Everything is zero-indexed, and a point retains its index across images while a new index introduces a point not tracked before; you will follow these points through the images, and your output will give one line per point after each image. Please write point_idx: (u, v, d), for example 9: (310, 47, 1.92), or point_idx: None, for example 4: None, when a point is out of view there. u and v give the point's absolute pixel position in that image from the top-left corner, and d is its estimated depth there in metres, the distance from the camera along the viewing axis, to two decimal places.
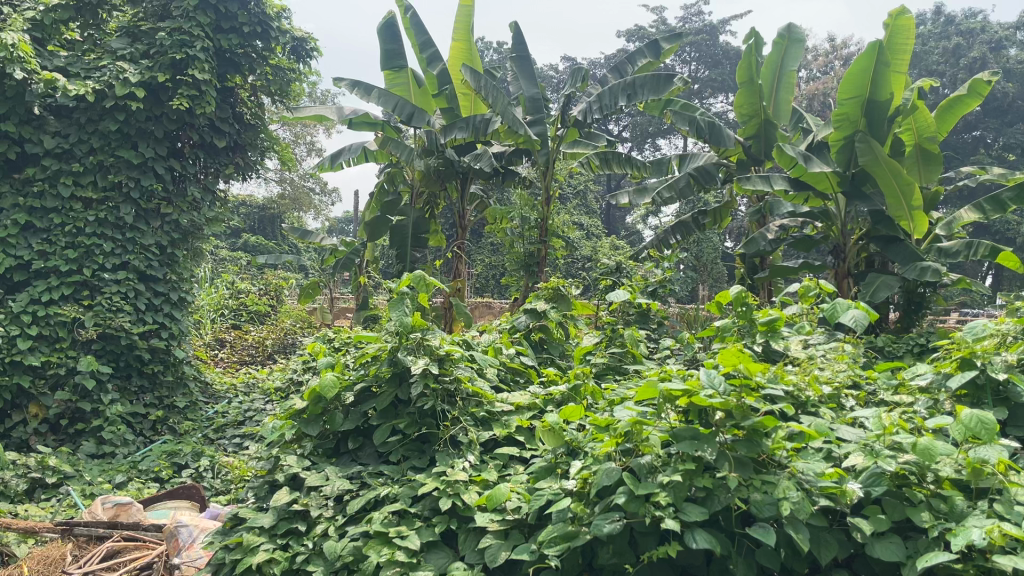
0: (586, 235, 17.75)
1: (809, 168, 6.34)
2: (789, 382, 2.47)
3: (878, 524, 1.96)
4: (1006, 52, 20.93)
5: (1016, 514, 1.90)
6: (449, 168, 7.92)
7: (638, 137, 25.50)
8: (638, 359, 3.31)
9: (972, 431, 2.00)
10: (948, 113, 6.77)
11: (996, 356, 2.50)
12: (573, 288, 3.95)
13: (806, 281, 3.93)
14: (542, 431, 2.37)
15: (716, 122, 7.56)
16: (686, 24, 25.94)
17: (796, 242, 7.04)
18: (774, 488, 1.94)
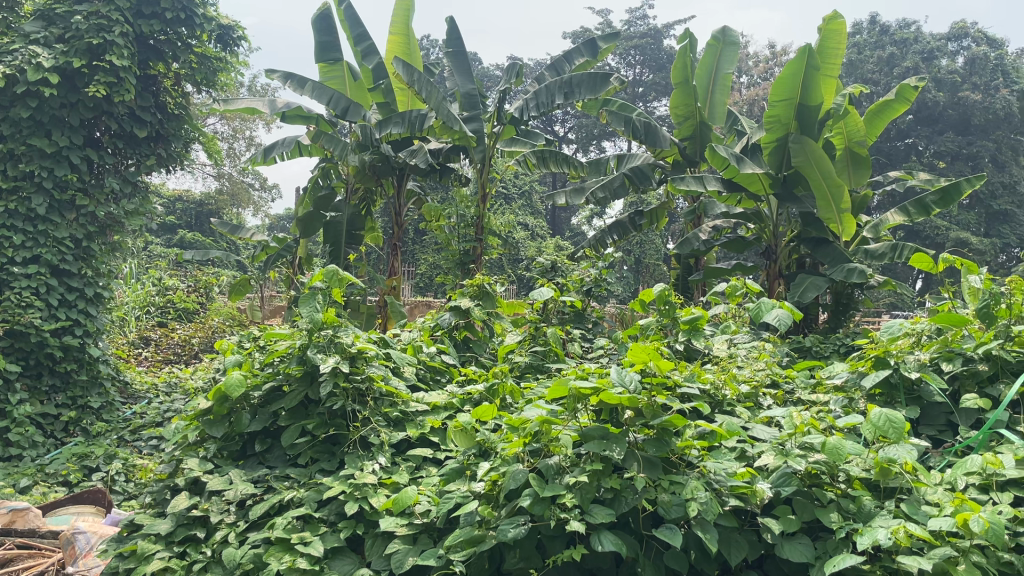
0: (529, 234, 17.71)
1: (741, 169, 6.35)
2: (706, 381, 2.44)
3: (787, 524, 1.93)
4: (938, 61, 21.49)
5: (921, 514, 1.90)
6: (385, 164, 7.77)
7: (583, 139, 25.61)
8: (561, 357, 3.24)
9: (882, 431, 2.00)
10: (877, 118, 6.88)
11: (909, 354, 2.51)
12: (499, 286, 3.85)
13: (733, 280, 3.88)
14: (453, 432, 2.30)
15: (651, 122, 7.58)
16: (630, 28, 26.14)
17: (730, 243, 7.07)
18: (682, 488, 1.90)
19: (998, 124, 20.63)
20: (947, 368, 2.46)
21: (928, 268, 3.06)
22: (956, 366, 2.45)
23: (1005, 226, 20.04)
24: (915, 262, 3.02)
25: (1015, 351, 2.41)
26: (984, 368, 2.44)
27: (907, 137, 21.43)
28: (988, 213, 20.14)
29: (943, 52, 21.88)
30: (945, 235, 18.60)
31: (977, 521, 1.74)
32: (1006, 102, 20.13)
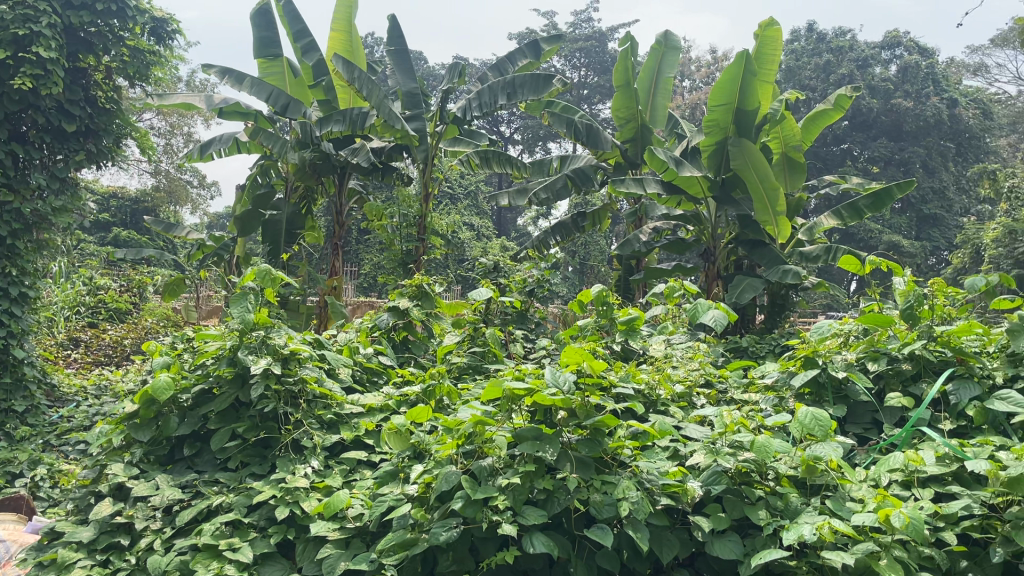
0: (474, 234, 17.69)
1: (681, 172, 6.43)
2: (640, 381, 2.47)
3: (717, 522, 1.95)
4: (872, 69, 22.10)
5: (845, 510, 1.94)
6: (326, 162, 7.66)
7: (529, 140, 25.69)
8: (500, 358, 3.22)
9: (808, 430, 2.04)
10: (812, 124, 7.05)
11: (837, 354, 2.57)
12: (439, 287, 3.79)
13: (672, 281, 3.92)
14: (387, 434, 2.27)
15: (593, 124, 7.63)
16: (575, 31, 26.34)
17: (670, 245, 7.16)
18: (614, 488, 1.91)
19: (928, 130, 21.31)
20: (872, 368, 2.52)
21: (856, 270, 3.13)
22: (881, 365, 2.52)
23: (934, 229, 20.80)
24: (843, 265, 3.09)
25: (937, 351, 2.48)
26: (907, 368, 2.51)
27: (842, 142, 22.00)
28: (918, 217, 20.82)
29: (877, 60, 22.50)
30: (877, 239, 19.17)
31: (897, 516, 1.79)
32: (936, 109, 20.81)
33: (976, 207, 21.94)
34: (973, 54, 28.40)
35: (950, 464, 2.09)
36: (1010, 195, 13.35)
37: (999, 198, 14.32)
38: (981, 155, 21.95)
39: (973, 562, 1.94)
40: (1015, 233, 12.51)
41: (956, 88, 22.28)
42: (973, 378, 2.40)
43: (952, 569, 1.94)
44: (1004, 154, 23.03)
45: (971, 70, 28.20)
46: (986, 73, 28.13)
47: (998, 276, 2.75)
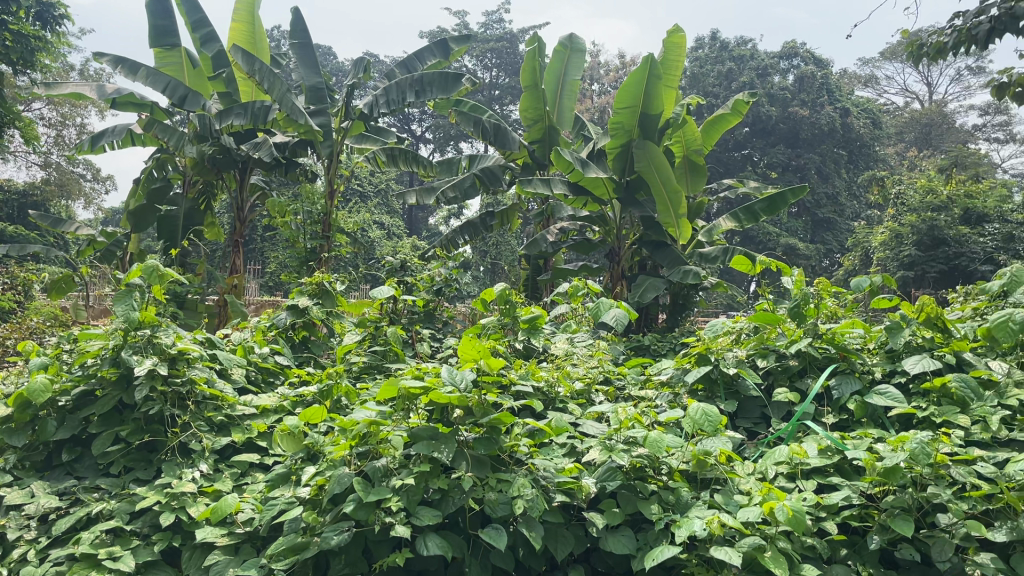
0: (385, 233, 17.52)
1: (586, 173, 6.51)
2: (539, 378, 2.47)
3: (611, 518, 1.97)
4: (772, 78, 22.91)
5: (734, 503, 1.99)
6: (226, 156, 7.41)
7: (441, 139, 25.61)
8: (401, 357, 3.16)
9: (699, 425, 2.08)
10: (713, 129, 7.24)
11: (728, 352, 2.64)
12: (339, 284, 3.69)
13: (576, 280, 3.96)
14: (280, 435, 2.20)
15: (502, 124, 7.65)
16: (487, 31, 26.41)
17: (575, 245, 7.23)
18: (509, 486, 1.90)
19: (823, 138, 22.26)
20: (762, 364, 2.60)
21: (747, 270, 3.22)
22: (770, 362, 2.60)
23: (828, 233, 21.81)
24: (735, 265, 3.17)
25: (822, 348, 2.59)
26: (794, 364, 2.60)
27: (743, 148, 22.87)
28: (813, 221, 21.77)
29: (776, 69, 23.30)
30: (775, 241, 19.91)
31: (781, 509, 1.84)
32: (830, 118, 21.75)
33: (866, 212, 23.06)
34: (864, 66, 29.83)
35: (832, 456, 2.17)
36: (896, 201, 14.08)
37: (887, 204, 15.10)
38: (870, 162, 23.07)
39: (853, 550, 2.02)
40: (901, 237, 13.20)
41: (849, 98, 23.31)
42: (854, 373, 2.51)
43: (833, 557, 2.02)
44: (891, 162, 24.27)
45: (862, 81, 29.63)
46: (877, 84, 29.60)
47: (878, 277, 2.88)
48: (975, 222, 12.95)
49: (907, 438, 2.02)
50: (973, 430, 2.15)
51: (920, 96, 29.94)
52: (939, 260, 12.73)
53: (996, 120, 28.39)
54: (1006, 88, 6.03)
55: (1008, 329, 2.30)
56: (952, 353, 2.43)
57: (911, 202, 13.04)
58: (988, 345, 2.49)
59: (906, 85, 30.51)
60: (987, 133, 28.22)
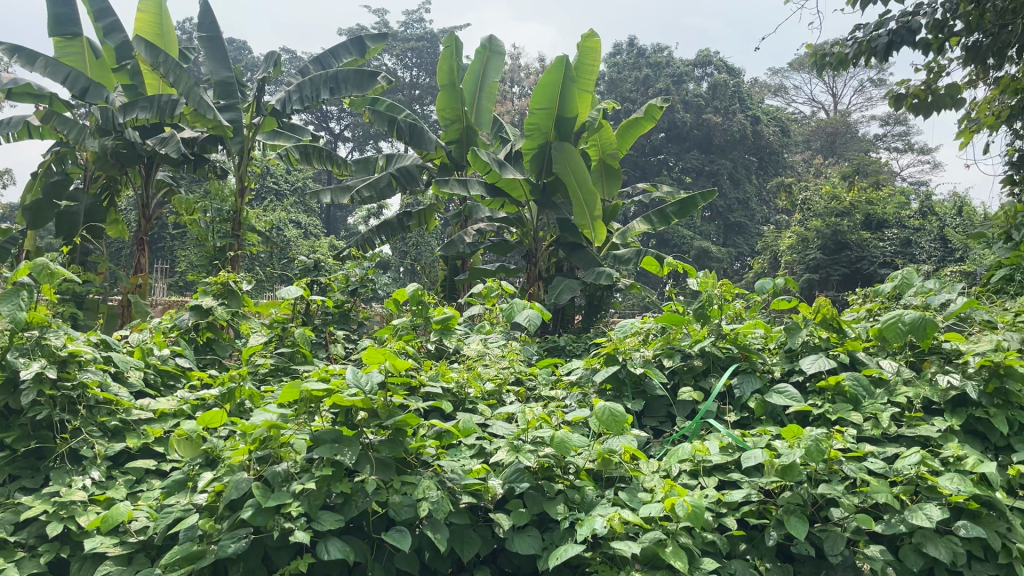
0: (303, 233, 17.16)
1: (503, 174, 6.52)
2: (450, 380, 2.45)
3: (518, 518, 1.97)
4: (687, 85, 23.43)
5: (637, 501, 2.02)
6: (130, 151, 7.11)
7: (360, 138, 25.27)
8: (310, 359, 3.08)
9: (605, 424, 2.10)
10: (628, 133, 7.37)
11: (636, 352, 2.68)
12: (245, 283, 3.58)
13: (491, 281, 3.96)
14: (176, 441, 2.12)
15: (418, 123, 7.64)
16: (407, 31, 26.19)
17: (493, 246, 7.23)
18: (413, 489, 1.87)
19: (735, 145, 22.91)
20: (668, 364, 2.66)
21: (656, 272, 3.27)
22: (676, 362, 2.66)
23: (739, 237, 22.46)
24: (644, 267, 3.22)
25: (724, 348, 2.66)
26: (699, 363, 2.67)
27: (660, 152, 23.37)
28: (725, 225, 22.43)
29: (691, 77, 23.81)
30: (689, 244, 20.37)
31: (682, 505, 1.87)
32: (741, 126, 22.40)
33: (775, 217, 23.82)
34: (774, 76, 30.84)
35: (732, 453, 2.23)
36: (803, 207, 14.58)
37: (795, 208, 15.63)
38: (779, 169, 23.84)
39: (751, 545, 2.08)
40: (807, 241, 13.68)
41: (759, 107, 24.03)
42: (755, 372, 2.58)
43: (732, 552, 2.06)
44: (798, 169, 25.15)
45: (772, 90, 30.66)
46: (786, 94, 30.65)
47: (781, 278, 2.97)
48: (876, 227, 13.53)
49: (803, 434, 2.08)
50: (864, 427, 2.24)
51: (826, 105, 31.12)
52: (843, 263, 13.25)
53: (895, 131, 29.78)
54: (903, 98, 6.32)
55: (898, 330, 2.40)
56: (846, 353, 2.53)
57: (816, 207, 13.53)
58: (880, 345, 2.61)
59: (812, 95, 31.68)
60: (888, 142, 29.53)
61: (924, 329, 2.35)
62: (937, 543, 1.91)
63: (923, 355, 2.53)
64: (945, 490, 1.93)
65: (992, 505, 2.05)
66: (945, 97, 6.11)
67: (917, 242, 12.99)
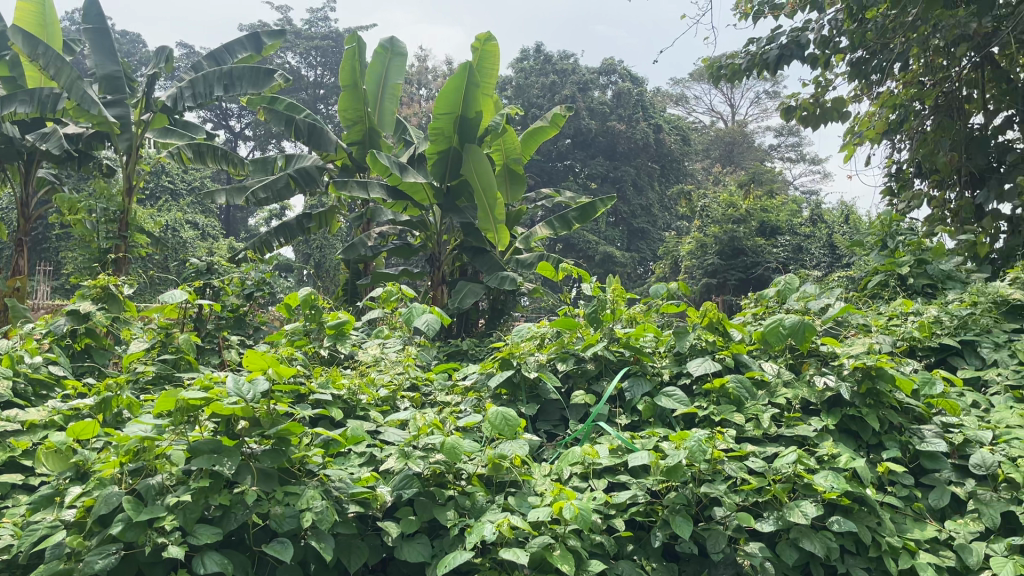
0: (201, 234, 16.56)
1: (404, 177, 6.45)
2: (341, 387, 2.39)
3: (407, 526, 1.94)
4: (592, 93, 23.77)
5: (525, 505, 2.02)
6: (6, 145, 6.80)
7: (263, 138, 24.63)
8: (195, 367, 2.96)
9: (497, 429, 2.11)
10: (531, 139, 7.41)
11: (530, 356, 2.68)
12: (126, 287, 3.42)
13: (389, 285, 3.90)
14: (43, 453, 1.99)
15: (316, 123, 7.53)
16: (311, 30, 25.69)
17: (395, 250, 7.13)
18: (296, 500, 1.82)
19: (638, 152, 23.46)
20: (561, 368, 2.68)
21: (551, 277, 3.29)
22: (569, 366, 2.68)
23: (642, 242, 22.96)
24: (539, 273, 3.24)
25: (616, 351, 2.71)
26: (591, 367, 2.71)
27: (566, 158, 23.64)
28: (629, 230, 22.90)
29: (596, 85, 24.17)
30: (594, 249, 20.68)
31: (569, 509, 1.88)
32: (644, 133, 22.91)
33: (676, 223, 24.43)
34: (675, 85, 31.68)
35: (622, 455, 2.26)
36: (701, 213, 14.99)
37: (694, 215, 16.10)
38: (680, 177, 24.52)
39: (638, 545, 2.11)
40: (705, 246, 14.05)
41: (661, 115, 24.62)
42: (646, 375, 2.65)
43: (620, 553, 2.09)
44: (698, 177, 25.89)
45: (673, 100, 31.52)
46: (686, 103, 31.57)
47: (673, 283, 3.05)
48: (769, 234, 14.07)
49: (688, 436, 2.14)
50: (746, 427, 2.32)
51: (724, 116, 32.16)
52: (738, 268, 13.68)
53: (788, 141, 31.07)
54: (794, 111, 6.59)
55: (779, 333, 2.51)
56: (731, 356, 2.62)
57: (714, 214, 13.95)
58: (762, 348, 2.72)
59: (711, 106, 32.68)
60: (782, 152, 30.76)
61: (804, 332, 2.45)
62: (812, 538, 1.99)
63: (802, 357, 2.64)
64: (819, 487, 2.01)
65: (863, 501, 2.15)
66: (831, 110, 6.40)
67: (807, 247, 13.57)
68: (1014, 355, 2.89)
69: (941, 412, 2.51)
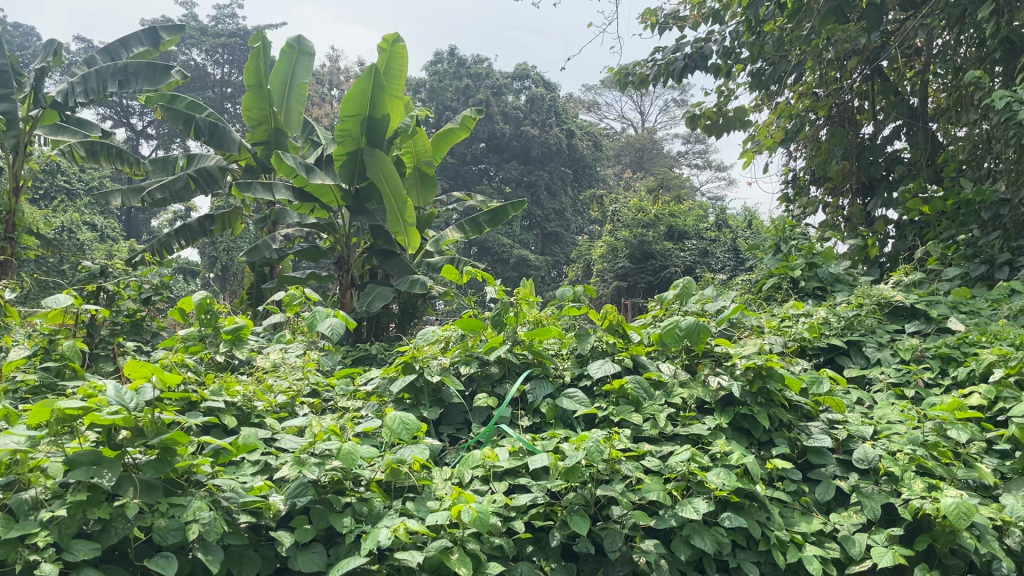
0: (99, 236, 15.85)
1: (311, 178, 6.33)
2: (235, 394, 2.32)
3: (301, 535, 1.89)
4: (506, 97, 23.89)
5: (424, 509, 2.00)
6: None
7: (166, 136, 23.78)
8: (81, 375, 2.82)
9: (395, 434, 2.09)
10: (442, 141, 7.37)
11: (433, 360, 2.65)
12: (7, 291, 3.23)
13: (291, 289, 3.81)
14: None
15: (219, 123, 7.32)
16: (217, 28, 24.96)
17: (303, 252, 6.98)
18: (182, 511, 1.76)
19: (551, 157, 23.71)
20: (465, 371, 2.67)
21: (454, 279, 3.28)
22: (473, 369, 2.67)
23: (555, 246, 23.15)
24: (444, 276, 3.22)
25: (520, 354, 2.74)
26: (495, 370, 2.70)
27: (480, 162, 23.69)
28: (542, 234, 23.06)
29: (509, 89, 24.30)
30: (508, 252, 20.76)
31: (467, 512, 1.87)
32: (557, 139, 23.19)
33: (589, 227, 24.78)
34: (587, 92, 32.13)
35: (522, 457, 2.27)
36: (611, 218, 15.24)
37: (605, 219, 16.34)
38: (592, 182, 24.86)
39: (537, 546, 2.12)
40: (616, 250, 14.28)
41: (574, 121, 24.93)
42: (547, 377, 2.67)
43: (519, 554, 2.09)
44: (610, 182, 26.32)
45: (585, 106, 31.99)
46: (598, 109, 32.05)
47: (577, 286, 3.09)
48: (677, 238, 14.39)
49: (586, 437, 2.17)
50: (643, 427, 2.37)
51: (634, 123, 32.79)
52: (647, 271, 13.97)
53: (695, 148, 31.94)
54: (698, 119, 6.77)
55: (675, 335, 2.56)
56: (630, 357, 2.68)
57: (624, 218, 14.20)
58: (660, 349, 2.78)
59: (622, 112, 33.24)
60: (689, 159, 31.58)
61: (698, 333, 2.51)
62: (704, 534, 2.05)
63: (697, 357, 2.72)
64: (711, 485, 2.07)
65: (754, 496, 2.22)
66: (733, 119, 6.62)
67: (713, 252, 13.97)
68: (894, 354, 3.07)
69: (827, 409, 2.62)
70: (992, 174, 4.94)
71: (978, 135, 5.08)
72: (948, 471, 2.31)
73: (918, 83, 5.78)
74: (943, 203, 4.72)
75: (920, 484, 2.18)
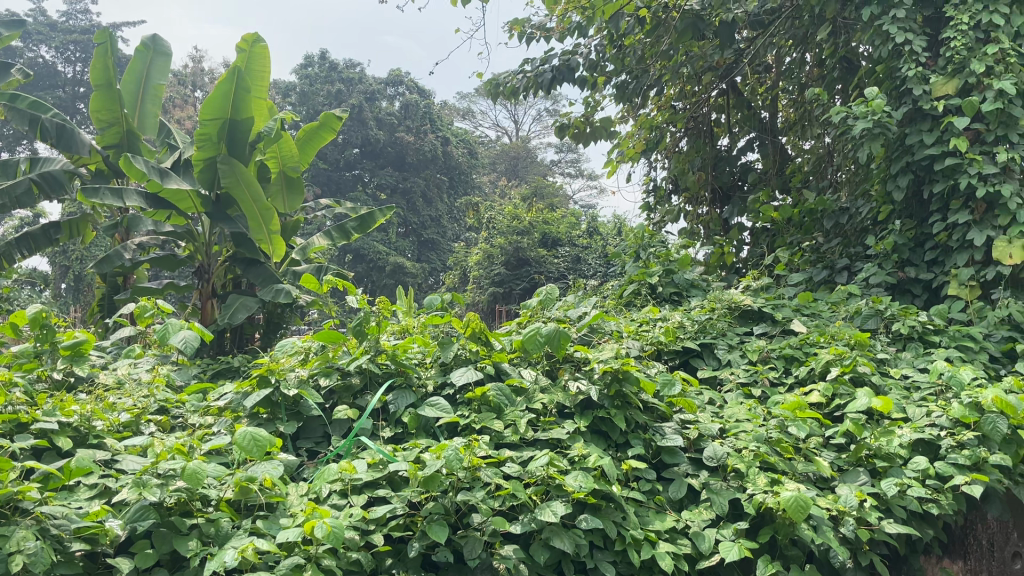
0: None
1: (165, 184, 6.03)
2: (70, 414, 2.18)
3: (142, 560, 1.80)
4: (379, 103, 23.68)
5: (276, 527, 1.94)
6: None
7: (11, 136, 22.19)
8: None
9: (246, 451, 2.01)
10: (308, 143, 7.21)
11: (291, 372, 2.57)
12: None
13: (141, 301, 3.60)
14: None
15: (66, 125, 6.86)
16: (69, 24, 23.54)
17: (159, 260, 6.64)
18: (5, 541, 1.63)
19: (426, 164, 23.63)
20: (324, 383, 2.60)
21: (314, 288, 3.19)
22: (333, 381, 2.61)
23: (432, 253, 23.13)
24: (303, 285, 3.12)
25: (382, 364, 2.66)
26: (356, 381, 2.65)
27: (353, 168, 23.35)
28: (418, 241, 22.96)
29: (383, 95, 24.09)
30: (384, 259, 20.51)
31: (320, 527, 1.82)
32: (431, 146, 23.16)
33: (465, 234, 24.83)
34: (461, 100, 32.26)
35: (381, 468, 2.23)
36: (487, 225, 15.35)
37: (480, 226, 16.41)
38: (468, 189, 24.95)
39: (397, 558, 2.09)
40: (491, 257, 14.37)
41: (448, 128, 24.98)
42: (410, 387, 2.64)
43: (378, 568, 2.05)
44: (485, 189, 26.51)
45: (460, 113, 32.13)
46: (473, 117, 32.22)
47: (441, 294, 3.08)
48: (550, 245, 14.56)
49: (445, 447, 2.16)
50: (504, 433, 2.38)
51: (508, 131, 33.14)
52: (522, 278, 14.11)
53: (568, 157, 32.65)
54: (566, 128, 6.92)
55: (536, 342, 2.59)
56: (492, 364, 2.70)
57: (499, 226, 14.29)
58: (523, 356, 2.82)
59: (496, 120, 33.52)
60: (561, 168, 32.24)
61: (559, 340, 2.57)
62: (562, 536, 2.08)
63: (558, 363, 2.78)
64: (569, 487, 2.11)
65: (610, 497, 2.27)
66: (599, 129, 6.80)
67: (585, 259, 14.30)
68: (743, 355, 3.25)
69: (680, 410, 2.72)
70: (833, 184, 5.29)
71: (822, 148, 5.42)
72: (789, 466, 2.46)
73: (768, 99, 6.13)
74: (790, 212, 5.00)
75: (762, 479, 2.31)
